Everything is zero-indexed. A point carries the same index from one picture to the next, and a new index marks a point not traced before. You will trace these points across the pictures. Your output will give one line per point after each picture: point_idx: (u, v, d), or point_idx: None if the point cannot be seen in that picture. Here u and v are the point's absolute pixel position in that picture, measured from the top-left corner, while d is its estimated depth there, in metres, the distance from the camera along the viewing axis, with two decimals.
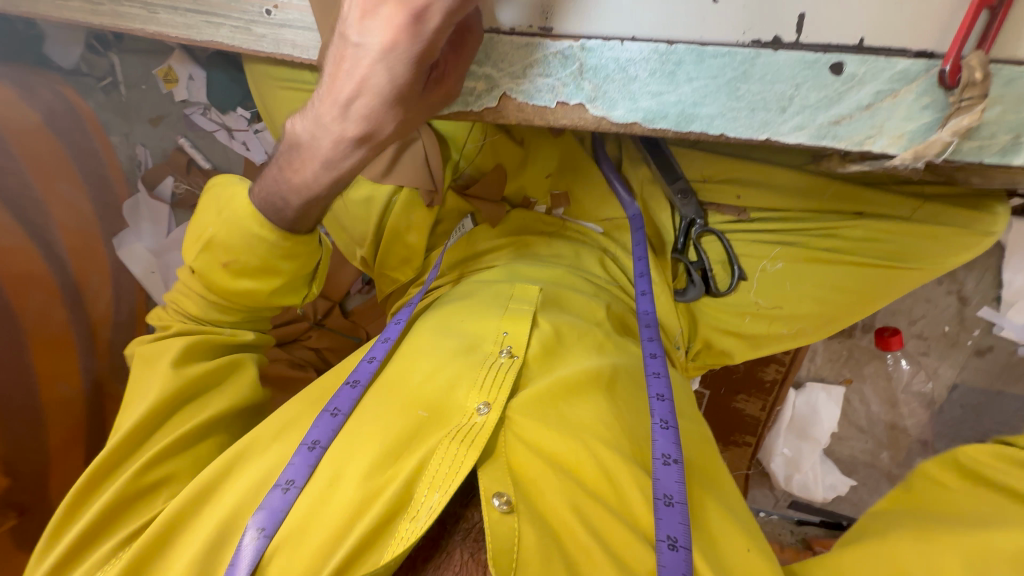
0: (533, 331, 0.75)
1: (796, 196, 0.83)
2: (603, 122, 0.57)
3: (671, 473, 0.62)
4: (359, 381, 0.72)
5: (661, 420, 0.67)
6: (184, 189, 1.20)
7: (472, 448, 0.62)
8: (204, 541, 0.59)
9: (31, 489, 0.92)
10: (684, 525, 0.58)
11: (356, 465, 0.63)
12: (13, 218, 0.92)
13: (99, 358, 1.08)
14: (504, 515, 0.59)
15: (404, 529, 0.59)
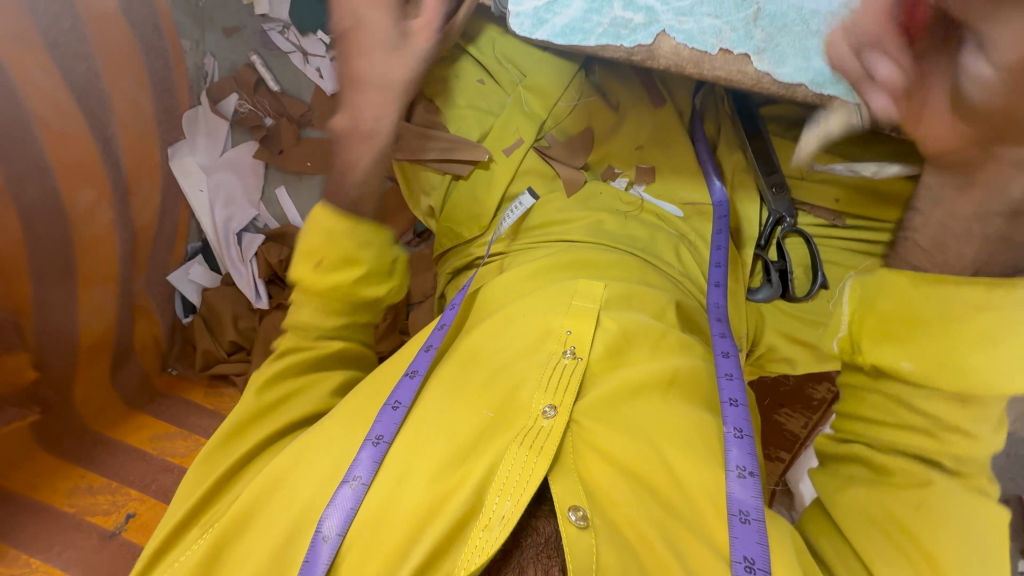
0: (597, 329, 0.69)
1: (898, 205, 0.78)
2: (765, 77, 0.59)
3: (747, 488, 0.59)
4: (417, 371, 0.68)
5: (735, 429, 0.64)
6: (247, 109, 1.16)
7: (541, 455, 0.59)
8: (282, 528, 0.59)
9: (56, 387, 0.93)
10: (762, 546, 0.56)
11: (423, 465, 0.60)
12: (78, 107, 0.91)
13: (135, 269, 1.09)
14: (581, 532, 0.56)
15: (477, 538, 0.55)
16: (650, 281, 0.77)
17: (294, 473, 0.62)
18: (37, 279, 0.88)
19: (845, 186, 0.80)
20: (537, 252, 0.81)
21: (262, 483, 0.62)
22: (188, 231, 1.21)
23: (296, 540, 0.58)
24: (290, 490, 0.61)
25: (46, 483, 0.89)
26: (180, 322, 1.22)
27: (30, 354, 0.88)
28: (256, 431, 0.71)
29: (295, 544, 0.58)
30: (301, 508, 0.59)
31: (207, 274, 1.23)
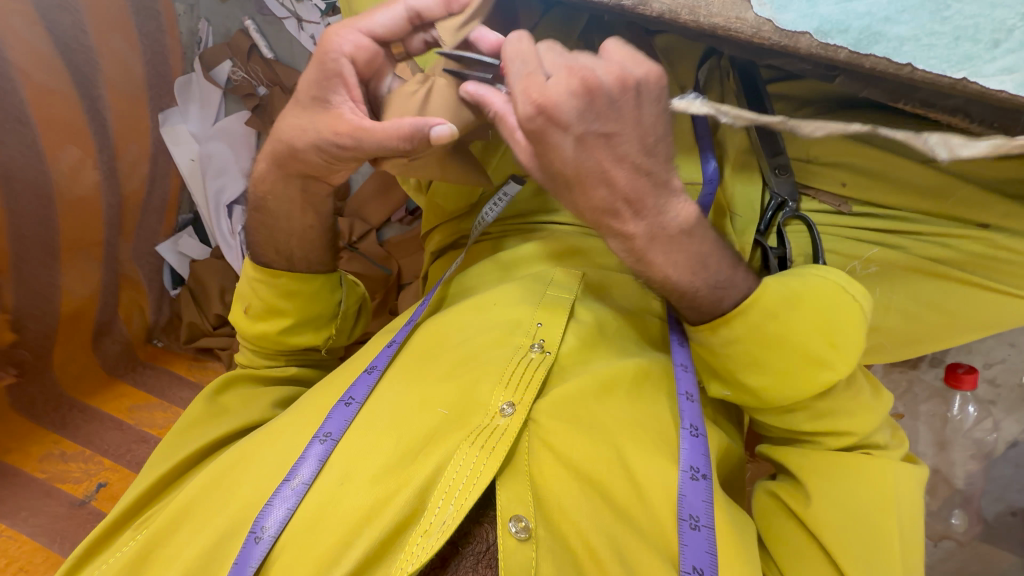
0: (572, 321, 0.66)
1: (913, 195, 0.72)
2: (767, 25, 0.49)
3: (698, 491, 0.55)
4: (377, 366, 0.65)
5: (691, 427, 0.58)
6: (241, 76, 1.13)
7: (492, 456, 0.55)
8: (216, 529, 0.55)
9: (35, 350, 0.93)
10: (710, 556, 0.52)
11: (370, 461, 0.56)
12: (63, 65, 0.89)
13: (122, 236, 1.07)
14: (520, 544, 0.53)
15: (414, 544, 0.52)
16: (629, 268, 0.73)
17: (241, 468, 0.59)
18: (16, 241, 0.87)
19: (855, 171, 0.74)
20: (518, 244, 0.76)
21: (197, 486, 0.59)
22: (179, 202, 1.19)
23: (232, 542, 0.54)
24: (229, 489, 0.58)
25: (19, 446, 0.88)
26: (168, 293, 1.20)
27: (7, 316, 0.88)
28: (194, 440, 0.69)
29: (225, 547, 0.54)
30: (237, 509, 0.56)
31: (197, 246, 1.21)
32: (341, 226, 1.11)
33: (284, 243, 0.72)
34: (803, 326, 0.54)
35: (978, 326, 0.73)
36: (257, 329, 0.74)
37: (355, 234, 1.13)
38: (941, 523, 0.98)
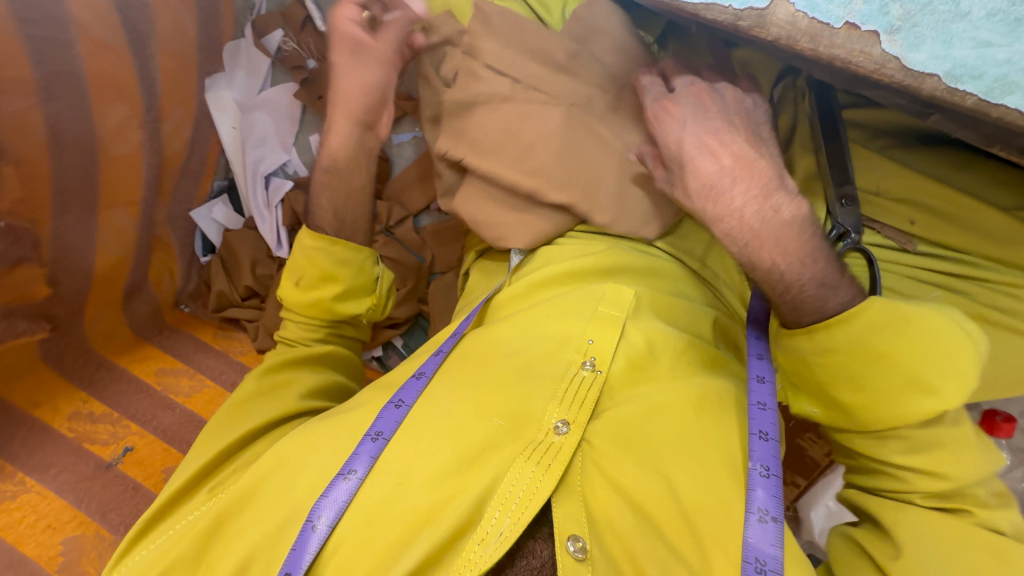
0: (621, 340, 0.63)
1: (987, 239, 0.68)
2: (893, 63, 0.45)
3: (767, 533, 0.51)
4: (425, 373, 0.62)
5: (763, 467, 0.53)
6: (292, 47, 1.10)
7: (549, 473, 0.53)
8: (274, 521, 0.54)
9: (67, 307, 0.92)
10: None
11: (425, 464, 0.54)
12: (119, 19, 0.87)
13: (159, 200, 1.06)
14: (577, 564, 0.50)
15: (470, 552, 0.50)
16: (690, 293, 0.73)
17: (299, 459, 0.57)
18: (58, 195, 0.85)
19: (928, 211, 0.71)
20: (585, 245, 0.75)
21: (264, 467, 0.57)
22: (217, 166, 1.18)
23: (285, 535, 0.53)
24: (288, 477, 0.56)
25: (48, 401, 0.89)
26: (198, 259, 1.20)
27: (44, 270, 0.87)
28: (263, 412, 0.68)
29: (283, 535, 0.53)
30: (297, 500, 0.54)
31: (231, 214, 1.20)
32: (377, 209, 1.11)
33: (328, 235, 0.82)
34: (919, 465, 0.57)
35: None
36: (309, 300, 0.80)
37: (392, 218, 1.12)
38: None
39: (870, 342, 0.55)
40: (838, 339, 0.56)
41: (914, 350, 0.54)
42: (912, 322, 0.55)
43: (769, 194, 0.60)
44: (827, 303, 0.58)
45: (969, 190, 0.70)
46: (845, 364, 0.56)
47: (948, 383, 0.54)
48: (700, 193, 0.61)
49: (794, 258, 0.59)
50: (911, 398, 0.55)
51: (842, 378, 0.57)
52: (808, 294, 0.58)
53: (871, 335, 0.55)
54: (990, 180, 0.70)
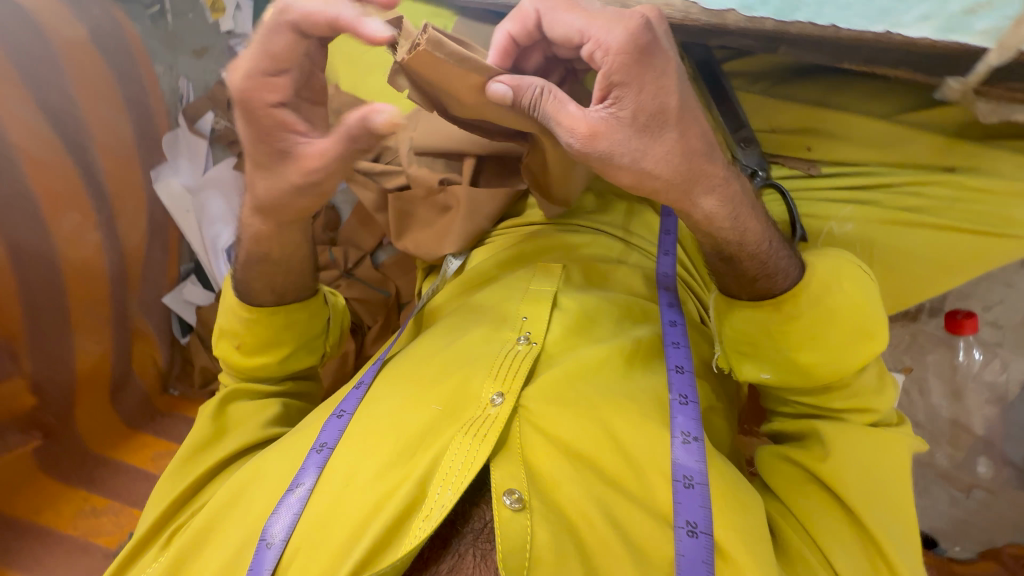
0: (556, 312, 0.66)
1: (874, 147, 0.73)
2: None
3: (691, 453, 0.54)
4: (364, 380, 0.64)
5: (680, 395, 0.58)
6: (225, 125, 1.16)
7: (485, 442, 0.53)
8: (233, 545, 0.53)
9: (58, 414, 0.95)
10: (705, 509, 0.51)
11: (372, 458, 0.54)
12: (56, 134, 0.93)
13: (130, 293, 1.11)
14: (515, 514, 0.51)
15: (416, 528, 0.49)
16: (614, 256, 0.76)
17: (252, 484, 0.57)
18: (30, 309, 0.90)
19: (821, 136, 0.75)
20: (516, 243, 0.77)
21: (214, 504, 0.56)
22: (179, 252, 1.23)
23: (243, 557, 0.52)
24: (245, 506, 0.55)
25: (51, 506, 0.91)
26: (179, 340, 1.23)
27: (28, 380, 0.91)
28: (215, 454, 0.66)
29: (238, 560, 0.52)
30: (252, 522, 0.54)
31: (202, 291, 1.24)
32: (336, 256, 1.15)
33: (281, 281, 0.70)
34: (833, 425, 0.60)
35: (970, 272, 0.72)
36: (253, 364, 0.71)
37: (350, 261, 1.17)
38: (967, 473, 1.06)
39: (801, 313, 0.59)
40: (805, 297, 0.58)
41: (831, 320, 0.58)
42: (835, 283, 0.59)
43: (709, 171, 0.53)
44: (776, 284, 0.59)
45: (849, 107, 0.74)
46: (795, 336, 0.59)
47: (874, 337, 0.59)
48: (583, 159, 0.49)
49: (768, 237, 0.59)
50: (833, 346, 0.58)
51: (804, 347, 0.59)
52: (779, 264, 0.59)
53: (827, 300, 0.58)
54: (866, 94, 0.74)
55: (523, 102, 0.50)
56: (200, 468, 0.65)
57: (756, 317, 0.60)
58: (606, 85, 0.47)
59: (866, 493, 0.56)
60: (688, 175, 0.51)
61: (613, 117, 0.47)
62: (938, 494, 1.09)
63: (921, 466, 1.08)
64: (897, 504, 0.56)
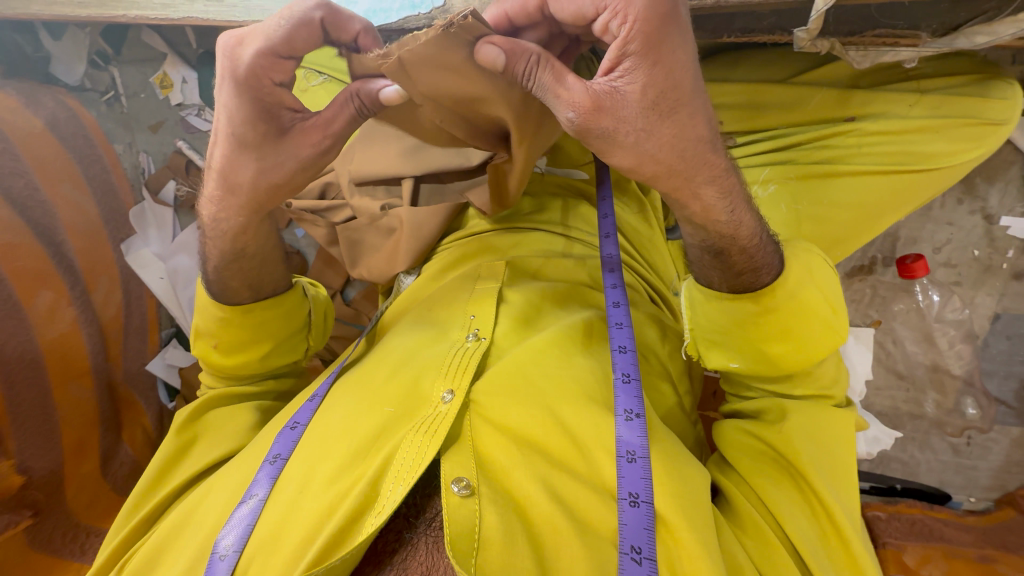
0: (502, 306, 0.66)
1: (779, 110, 0.76)
2: None
3: (634, 429, 0.52)
4: (318, 393, 0.64)
5: (623, 374, 0.55)
6: (186, 190, 1.23)
7: (437, 438, 0.53)
8: (184, 562, 0.53)
9: (46, 490, 0.96)
10: (647, 480, 0.50)
11: (325, 465, 0.54)
12: (21, 219, 0.97)
13: (111, 363, 1.12)
14: (464, 500, 0.49)
15: (367, 525, 0.50)
16: (558, 250, 0.77)
17: (205, 501, 0.58)
18: (12, 391, 0.91)
19: (730, 108, 0.79)
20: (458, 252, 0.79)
21: (171, 524, 0.58)
22: (159, 319, 1.27)
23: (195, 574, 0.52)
24: (198, 522, 0.56)
25: None
26: (167, 408, 1.25)
27: (12, 462, 0.90)
28: (180, 474, 0.66)
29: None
30: (204, 537, 0.54)
31: (184, 354, 1.27)
32: None
33: (257, 275, 0.70)
34: (798, 406, 0.55)
35: (891, 208, 0.75)
36: (232, 363, 0.72)
37: None
38: (959, 417, 1.05)
39: (777, 307, 0.52)
40: (787, 284, 0.52)
41: (809, 313, 0.53)
42: (810, 277, 0.53)
43: (712, 157, 0.45)
44: (760, 278, 0.52)
45: (751, 78, 0.78)
46: (767, 327, 0.53)
47: (836, 328, 0.54)
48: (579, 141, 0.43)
49: (758, 233, 0.51)
50: (805, 342, 0.53)
51: (771, 339, 0.53)
52: (759, 259, 0.52)
53: (800, 293, 0.52)
54: (764, 63, 0.78)
55: (515, 73, 0.42)
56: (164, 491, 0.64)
57: (725, 309, 0.54)
58: (617, 55, 0.38)
59: (816, 456, 0.52)
60: (695, 156, 0.44)
61: (614, 91, 0.39)
62: (936, 444, 1.08)
63: (912, 417, 1.07)
64: (851, 480, 0.53)
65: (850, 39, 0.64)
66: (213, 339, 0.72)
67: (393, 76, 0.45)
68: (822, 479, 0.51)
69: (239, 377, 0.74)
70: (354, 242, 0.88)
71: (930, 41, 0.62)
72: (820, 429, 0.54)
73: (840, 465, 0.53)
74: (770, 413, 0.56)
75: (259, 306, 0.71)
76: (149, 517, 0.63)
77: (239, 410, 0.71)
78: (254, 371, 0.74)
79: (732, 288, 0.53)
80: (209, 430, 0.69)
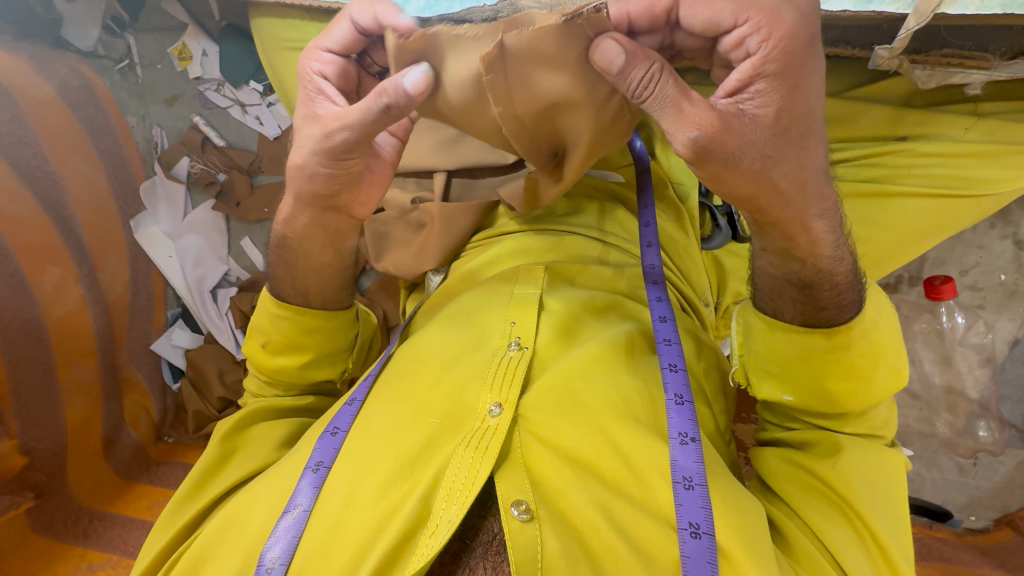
0: (543, 314, 0.65)
1: (830, 124, 0.75)
2: None
3: (689, 454, 0.54)
4: (357, 397, 0.64)
5: (675, 395, 0.57)
6: (200, 168, 1.19)
7: (488, 455, 0.52)
8: (231, 571, 0.52)
9: (48, 470, 0.93)
10: (706, 510, 0.51)
11: (371, 477, 0.54)
12: (28, 190, 0.93)
13: (116, 343, 1.09)
14: (524, 525, 0.49)
15: (422, 545, 0.49)
16: (595, 256, 0.76)
17: (246, 508, 0.57)
18: (13, 366, 0.88)
19: None
20: (493, 254, 0.77)
21: (212, 530, 0.57)
22: (165, 298, 1.22)
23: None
24: (240, 530, 0.55)
25: (46, 567, 0.89)
26: (171, 387, 1.21)
27: (15, 442, 0.88)
28: (217, 484, 0.64)
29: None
30: (249, 547, 0.53)
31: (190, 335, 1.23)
32: None
33: (303, 281, 0.71)
34: (847, 440, 0.56)
35: (937, 231, 0.74)
36: (276, 365, 0.71)
37: None
38: (970, 438, 1.06)
39: (851, 344, 0.53)
40: (861, 320, 0.53)
41: (876, 352, 0.54)
42: (879, 316, 0.55)
43: (824, 190, 0.50)
44: (841, 315, 0.53)
45: None
46: (836, 364, 0.54)
47: (893, 364, 0.55)
48: (696, 161, 0.45)
49: (838, 264, 0.53)
50: (870, 382, 0.54)
51: (837, 375, 0.54)
52: (838, 293, 0.54)
53: (869, 334, 0.54)
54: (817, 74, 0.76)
55: (631, 76, 0.43)
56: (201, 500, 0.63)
57: (791, 340, 0.55)
58: (749, 73, 0.42)
59: (870, 494, 0.53)
60: (800, 183, 0.48)
61: (740, 110, 0.43)
62: (943, 463, 1.08)
63: (923, 436, 1.08)
64: (901, 516, 0.54)
65: (915, 56, 0.62)
66: (263, 337, 0.72)
67: (493, 63, 0.46)
68: (873, 512, 0.52)
69: (284, 385, 0.74)
70: (378, 235, 0.85)
71: (999, 63, 0.61)
72: (871, 464, 0.55)
73: (890, 500, 0.54)
74: (817, 446, 0.57)
75: (317, 313, 0.71)
76: (190, 523, 0.62)
77: (277, 424, 0.70)
78: (296, 382, 0.73)
79: (804, 320, 0.54)
80: (252, 441, 0.68)
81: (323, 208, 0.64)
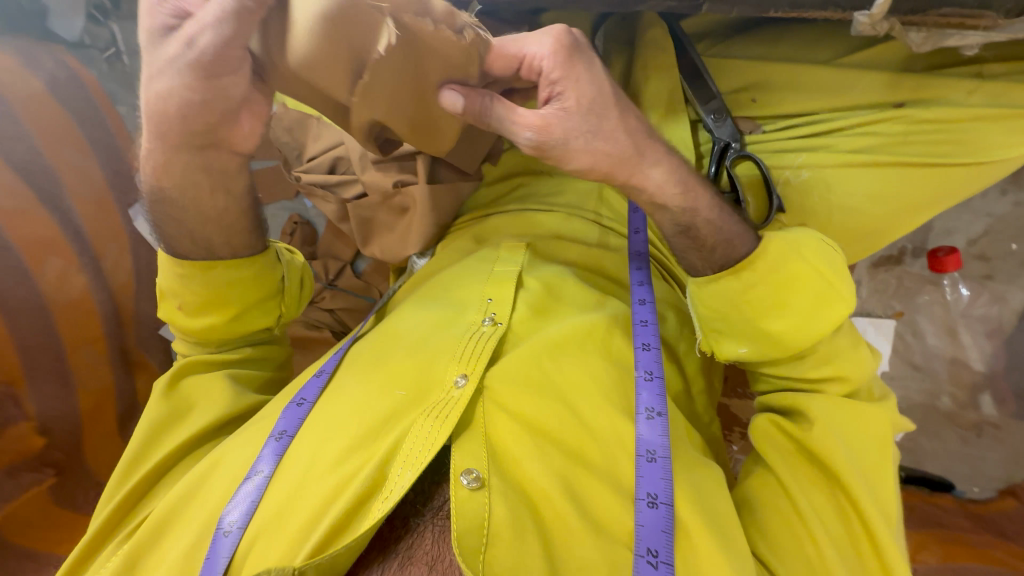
0: (521, 291, 0.67)
1: (821, 93, 0.71)
2: None
3: (654, 427, 0.57)
4: (326, 369, 0.67)
5: (645, 373, 0.60)
6: None
7: (446, 424, 0.55)
8: (190, 537, 0.56)
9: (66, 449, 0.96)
10: (666, 481, 0.54)
11: (331, 445, 0.57)
12: (20, 182, 0.93)
13: (125, 330, 1.08)
14: (472, 493, 0.52)
15: (375, 509, 0.52)
16: (584, 235, 0.75)
17: (213, 473, 0.61)
18: (27, 355, 0.90)
19: (767, 87, 0.73)
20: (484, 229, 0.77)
21: (177, 493, 0.60)
22: None
23: (200, 549, 0.55)
24: (204, 496, 0.59)
25: (69, 536, 0.94)
26: None
27: (33, 423, 0.90)
28: (166, 443, 0.67)
29: (192, 560, 0.54)
30: (209, 511, 0.57)
31: None
32: (315, 269, 1.18)
33: (200, 231, 0.68)
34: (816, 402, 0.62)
35: (931, 204, 0.72)
36: (200, 325, 0.72)
37: (330, 272, 1.19)
38: (973, 411, 1.05)
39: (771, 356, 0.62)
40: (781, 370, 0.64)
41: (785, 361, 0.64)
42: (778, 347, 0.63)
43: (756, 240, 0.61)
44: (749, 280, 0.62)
45: (788, 57, 0.73)
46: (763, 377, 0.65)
47: (838, 306, 0.60)
48: (537, 155, 0.53)
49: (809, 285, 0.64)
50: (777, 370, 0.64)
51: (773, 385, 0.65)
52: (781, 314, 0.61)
53: (780, 266, 0.60)
54: (806, 42, 0.72)
55: None
56: (155, 454, 0.66)
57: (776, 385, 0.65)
58: (548, 84, 0.51)
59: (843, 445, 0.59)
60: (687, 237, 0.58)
61: None
62: (947, 435, 1.06)
63: (925, 409, 1.06)
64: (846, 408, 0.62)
65: (909, 18, 0.57)
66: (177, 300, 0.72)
67: None
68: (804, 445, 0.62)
69: (216, 341, 0.74)
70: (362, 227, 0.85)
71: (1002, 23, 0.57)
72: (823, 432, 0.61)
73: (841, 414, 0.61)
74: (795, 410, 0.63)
75: (241, 261, 0.71)
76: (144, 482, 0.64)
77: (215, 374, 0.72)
78: (227, 335, 0.74)
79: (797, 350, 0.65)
80: (198, 394, 0.70)
81: (200, 147, 0.59)
